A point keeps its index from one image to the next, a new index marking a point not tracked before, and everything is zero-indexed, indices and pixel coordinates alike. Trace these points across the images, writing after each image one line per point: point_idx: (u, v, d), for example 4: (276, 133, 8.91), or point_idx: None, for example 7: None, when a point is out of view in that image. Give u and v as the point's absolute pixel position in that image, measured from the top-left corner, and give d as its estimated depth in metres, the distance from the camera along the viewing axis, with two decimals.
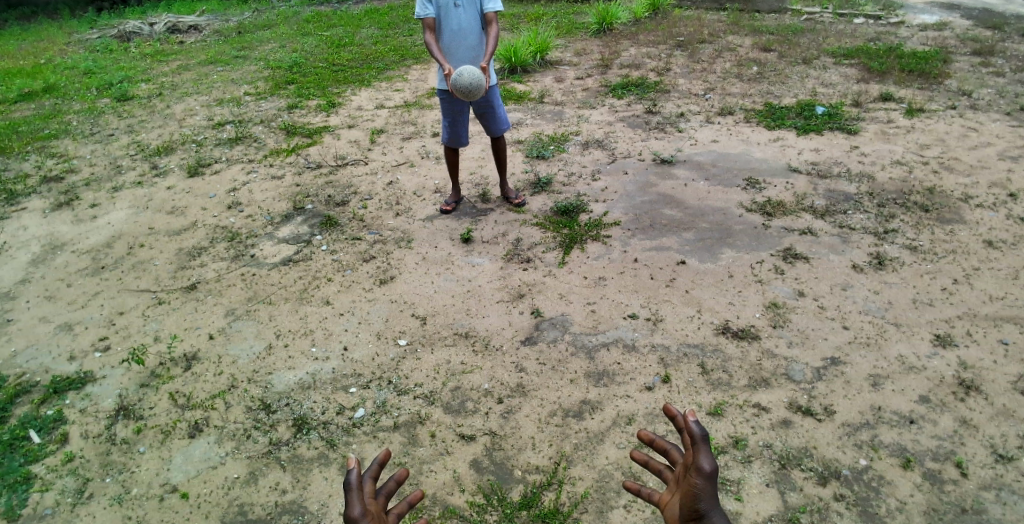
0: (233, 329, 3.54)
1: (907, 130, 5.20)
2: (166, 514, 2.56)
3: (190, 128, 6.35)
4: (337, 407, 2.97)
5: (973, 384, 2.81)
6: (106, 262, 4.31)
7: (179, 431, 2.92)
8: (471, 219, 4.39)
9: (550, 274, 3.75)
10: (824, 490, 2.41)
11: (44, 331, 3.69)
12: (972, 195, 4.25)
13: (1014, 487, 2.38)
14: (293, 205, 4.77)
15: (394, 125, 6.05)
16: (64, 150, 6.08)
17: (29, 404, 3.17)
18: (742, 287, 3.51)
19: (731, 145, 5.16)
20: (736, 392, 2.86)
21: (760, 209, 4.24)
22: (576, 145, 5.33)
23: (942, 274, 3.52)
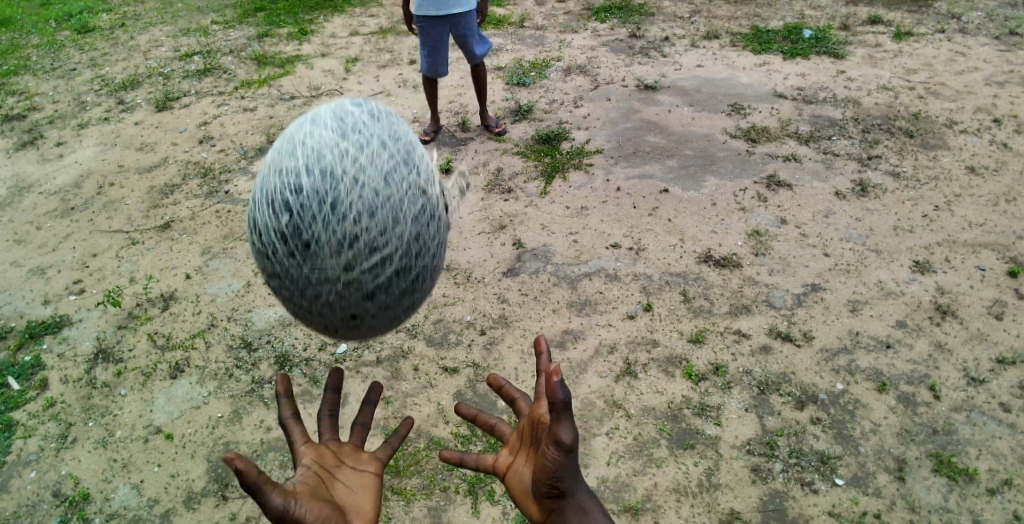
0: (209, 267, 3.47)
1: (895, 55, 5.08)
2: (152, 454, 2.57)
3: (156, 60, 6.04)
4: (319, 342, 2.96)
5: (949, 309, 2.85)
6: (76, 202, 4.16)
7: (160, 372, 2.90)
8: (450, 149, 4.29)
9: (532, 205, 3.69)
10: (801, 414, 2.47)
11: (15, 275, 3.59)
12: (957, 121, 4.21)
13: (984, 408, 2.46)
14: (267, 138, 4.61)
15: (369, 52, 5.80)
16: (24, 87, 5.77)
17: (6, 350, 3.12)
18: (725, 216, 3.49)
19: (716, 70, 5.02)
20: (718, 319, 2.88)
21: (744, 135, 4.17)
22: (558, 71, 5.16)
23: (924, 201, 3.52)
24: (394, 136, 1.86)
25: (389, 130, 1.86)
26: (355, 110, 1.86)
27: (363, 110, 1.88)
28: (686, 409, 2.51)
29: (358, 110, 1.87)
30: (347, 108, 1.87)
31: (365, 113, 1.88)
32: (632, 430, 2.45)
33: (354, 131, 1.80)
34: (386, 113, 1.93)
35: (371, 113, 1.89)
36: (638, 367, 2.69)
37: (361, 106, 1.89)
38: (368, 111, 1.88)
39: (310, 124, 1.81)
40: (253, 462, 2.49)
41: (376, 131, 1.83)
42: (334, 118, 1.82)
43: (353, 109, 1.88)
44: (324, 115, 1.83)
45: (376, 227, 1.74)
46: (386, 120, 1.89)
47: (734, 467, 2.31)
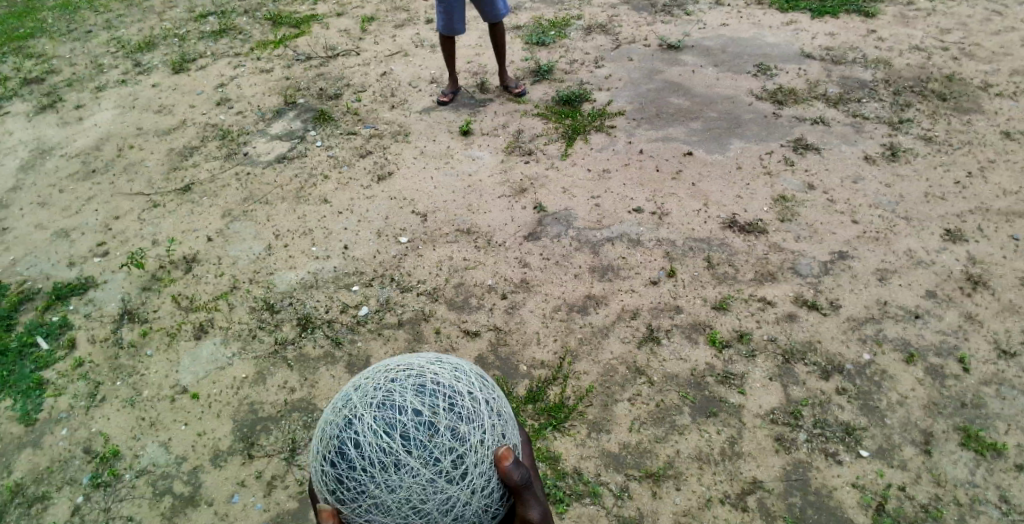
0: (231, 230, 3.48)
1: (930, 13, 4.87)
2: (180, 414, 2.61)
3: (171, 22, 5.97)
4: (341, 305, 2.96)
5: (981, 280, 2.78)
6: (97, 166, 4.17)
7: (185, 333, 2.93)
8: (470, 111, 4.21)
9: (553, 167, 3.63)
10: (826, 383, 2.44)
11: (41, 238, 3.63)
12: (993, 83, 4.04)
13: (1015, 382, 2.41)
14: (284, 100, 4.56)
15: (385, 11, 5.68)
16: (42, 50, 5.75)
17: (34, 311, 3.17)
18: (751, 180, 3.40)
19: (742, 29, 4.85)
20: (743, 286, 2.83)
21: (771, 97, 4.05)
22: (579, 30, 5.01)
23: (957, 167, 3.41)
24: (465, 432, 1.35)
25: (460, 447, 1.33)
26: (429, 380, 1.39)
27: (429, 412, 1.33)
28: (710, 377, 2.50)
29: (424, 403, 1.34)
30: (411, 396, 1.34)
31: (423, 420, 1.32)
32: (655, 397, 2.44)
33: (421, 445, 1.30)
34: (457, 403, 1.37)
35: (438, 420, 1.32)
36: (661, 334, 2.67)
37: (425, 393, 1.35)
38: (441, 413, 1.33)
39: (371, 419, 1.32)
40: (278, 424, 2.53)
41: (446, 447, 1.31)
42: (398, 430, 1.30)
43: (424, 388, 1.37)
44: (389, 394, 1.36)
45: (440, 368, 1.46)
46: (471, 384, 1.45)
47: (757, 437, 2.30)
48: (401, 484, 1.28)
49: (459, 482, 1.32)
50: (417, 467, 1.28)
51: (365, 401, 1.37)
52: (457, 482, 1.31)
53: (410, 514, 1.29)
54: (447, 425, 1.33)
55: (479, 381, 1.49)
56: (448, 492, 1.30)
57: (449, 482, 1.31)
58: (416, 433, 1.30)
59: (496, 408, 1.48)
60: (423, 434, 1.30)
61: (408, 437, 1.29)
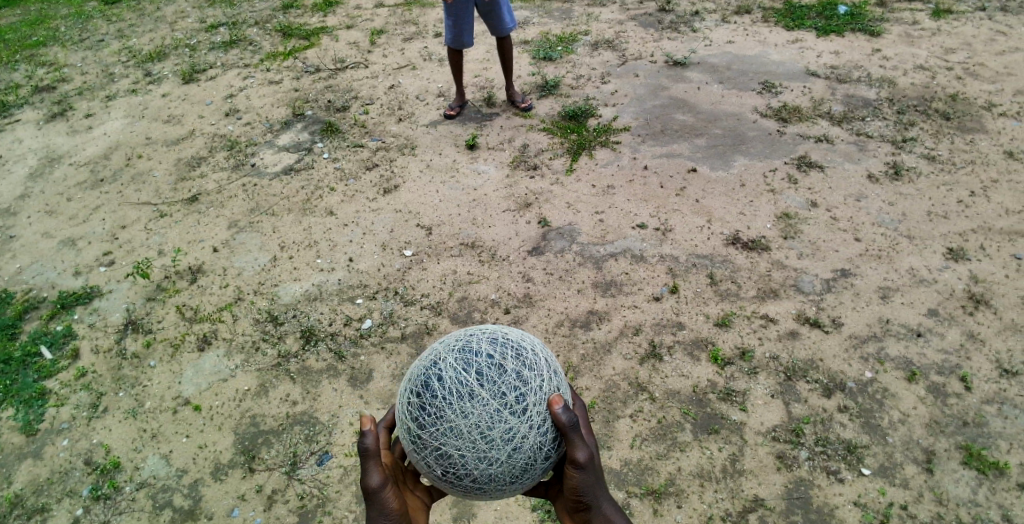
0: (236, 241, 3.50)
1: (933, 33, 4.91)
2: (181, 425, 2.63)
3: (182, 32, 6.04)
4: (344, 318, 2.98)
5: (983, 298, 2.79)
6: (105, 175, 4.21)
7: (189, 344, 2.95)
8: (476, 125, 4.25)
9: (557, 182, 3.65)
10: (828, 402, 2.44)
11: (47, 246, 3.66)
12: (996, 103, 4.07)
13: (1016, 401, 2.41)
14: (292, 112, 4.60)
15: (394, 25, 5.74)
16: (53, 59, 5.82)
17: (39, 320, 3.19)
18: (754, 197, 3.42)
19: (747, 46, 4.89)
20: (745, 303, 2.84)
21: (775, 114, 4.07)
22: (586, 45, 5.06)
23: (960, 186, 3.42)
24: (528, 377, 1.56)
25: (523, 387, 1.54)
26: (499, 334, 1.63)
27: (499, 357, 1.56)
28: (711, 394, 2.50)
29: (494, 350, 1.57)
30: (484, 344, 1.57)
31: (494, 362, 1.55)
32: (656, 413, 2.45)
33: (491, 380, 1.52)
34: (523, 353, 1.59)
35: (506, 363, 1.55)
36: (663, 350, 2.67)
37: (496, 343, 1.59)
38: (509, 357, 1.56)
39: (451, 360, 1.55)
40: (279, 436, 2.54)
41: (512, 385, 1.53)
42: (473, 368, 1.53)
43: (495, 340, 1.61)
44: (466, 342, 1.59)
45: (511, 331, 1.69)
46: (535, 344, 1.67)
47: (758, 454, 2.30)
48: (473, 411, 1.50)
49: (520, 416, 1.53)
50: (487, 398, 1.51)
51: (445, 347, 1.61)
52: (518, 415, 1.52)
53: (478, 439, 1.51)
54: (514, 367, 1.55)
55: (541, 344, 1.70)
56: (510, 423, 1.51)
57: (512, 414, 1.52)
58: (487, 371, 1.53)
59: (555, 366, 1.67)
60: (494, 373, 1.53)
61: (482, 372, 1.53)
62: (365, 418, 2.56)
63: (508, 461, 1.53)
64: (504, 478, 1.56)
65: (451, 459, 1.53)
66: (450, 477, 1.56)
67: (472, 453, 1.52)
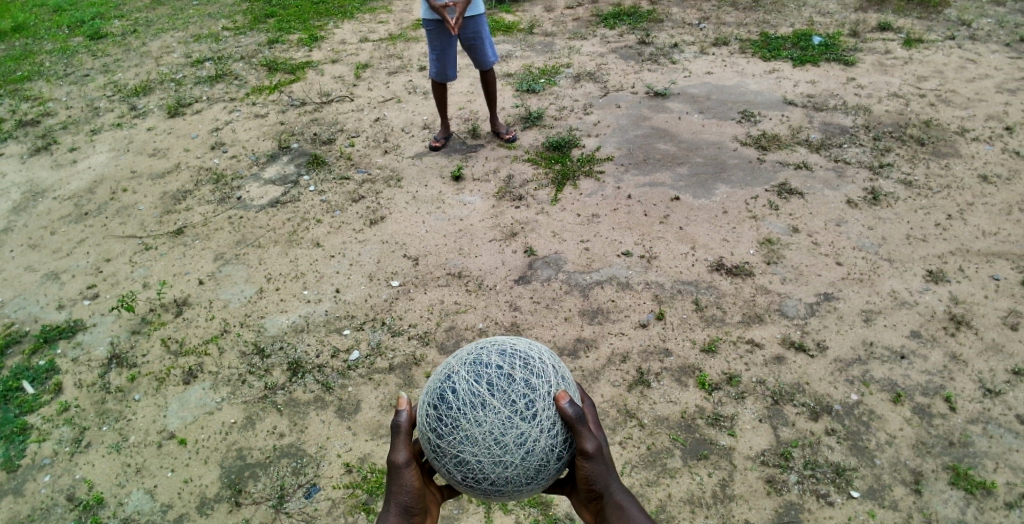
0: (222, 273, 3.49)
1: (905, 62, 5.07)
2: (166, 460, 2.58)
3: (168, 67, 6.09)
4: (332, 349, 2.96)
5: (963, 319, 2.84)
6: (90, 208, 4.20)
7: (174, 377, 2.92)
8: (461, 157, 4.30)
9: (543, 212, 3.69)
10: (816, 424, 2.46)
11: (30, 280, 3.63)
12: (969, 128, 4.19)
13: (1001, 420, 2.44)
14: (278, 144, 4.63)
15: (379, 58, 5.83)
16: (38, 93, 5.83)
17: (21, 354, 3.15)
18: (737, 224, 3.48)
19: (726, 77, 5.02)
20: (730, 328, 2.87)
21: (754, 143, 4.16)
22: (568, 78, 5.17)
23: (937, 210, 3.50)
24: (537, 384, 1.61)
25: (532, 394, 1.59)
26: (508, 345, 1.68)
27: (508, 367, 1.61)
28: (700, 419, 2.51)
29: (503, 361, 1.63)
30: (494, 355, 1.63)
31: (503, 373, 1.60)
32: (646, 439, 2.45)
33: (501, 390, 1.58)
34: (531, 362, 1.64)
35: (515, 373, 1.60)
36: (651, 376, 2.68)
37: (505, 353, 1.64)
38: (518, 367, 1.62)
39: (463, 372, 1.62)
40: (266, 469, 2.50)
41: (521, 393, 1.59)
42: (483, 379, 1.59)
43: (504, 351, 1.66)
44: (476, 355, 1.65)
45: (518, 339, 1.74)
46: (543, 351, 1.71)
47: (748, 479, 2.31)
48: (486, 419, 1.56)
49: (531, 421, 1.58)
50: (499, 406, 1.57)
51: (458, 361, 1.67)
52: (530, 420, 1.58)
53: (493, 445, 1.56)
54: (523, 376, 1.61)
55: (549, 351, 1.75)
56: (522, 428, 1.57)
57: (523, 420, 1.57)
58: (497, 381, 1.59)
59: (563, 372, 1.71)
60: (504, 382, 1.59)
61: (492, 383, 1.59)
62: (353, 450, 2.54)
63: (522, 464, 1.58)
64: (520, 481, 1.61)
65: (469, 465, 1.58)
66: (468, 482, 1.62)
67: (487, 459, 1.57)
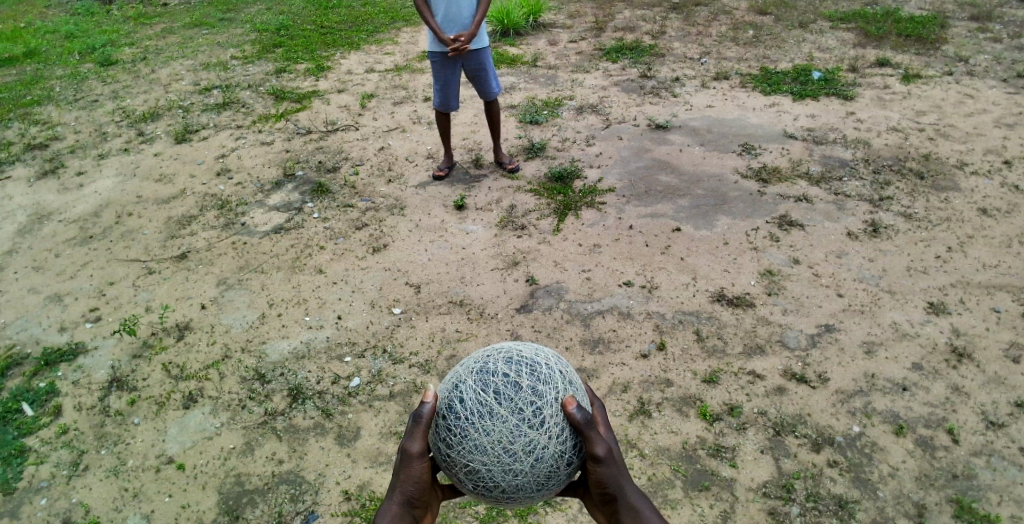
0: (225, 298, 3.51)
1: (904, 97, 5.14)
2: (164, 485, 2.56)
3: (177, 94, 6.19)
4: (333, 376, 2.96)
5: (965, 352, 2.83)
6: (95, 231, 4.23)
7: (174, 402, 2.91)
8: (464, 186, 4.34)
9: (545, 241, 3.72)
10: (818, 456, 2.44)
11: (33, 302, 3.64)
12: (968, 162, 4.23)
13: (1005, 453, 2.42)
14: (284, 172, 4.69)
15: (385, 89, 5.93)
16: (47, 118, 5.93)
17: (21, 376, 3.15)
18: (738, 255, 3.50)
19: (726, 111, 5.09)
20: (732, 359, 2.87)
21: (755, 175, 4.21)
22: (571, 109, 5.25)
23: (937, 242, 3.52)
24: (544, 391, 1.59)
25: (540, 401, 1.57)
26: (514, 352, 1.65)
27: (514, 375, 1.59)
28: (701, 450, 2.49)
29: (510, 369, 1.61)
30: (500, 363, 1.61)
31: (510, 381, 1.59)
32: (647, 470, 2.43)
33: (508, 399, 1.57)
34: (538, 369, 1.61)
35: (521, 380, 1.58)
36: (652, 406, 2.68)
37: (511, 361, 1.62)
38: (525, 375, 1.59)
39: (470, 382, 1.61)
40: (264, 495, 2.48)
41: (528, 401, 1.57)
42: (490, 388, 1.58)
43: (511, 359, 1.64)
44: (484, 364, 1.63)
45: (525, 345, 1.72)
46: (549, 356, 1.68)
47: (750, 510, 2.28)
48: (494, 428, 1.55)
49: (539, 428, 1.56)
50: (506, 415, 1.55)
51: (465, 370, 1.66)
52: (538, 428, 1.56)
53: (502, 454, 1.55)
54: (529, 383, 1.58)
55: (557, 355, 1.72)
56: (530, 435, 1.55)
57: (531, 428, 1.56)
58: (504, 390, 1.57)
59: (571, 376, 1.67)
60: (511, 390, 1.57)
61: (499, 391, 1.57)
62: (352, 477, 2.52)
63: (532, 472, 1.57)
64: (531, 487, 1.60)
65: (479, 474, 1.58)
66: (479, 490, 1.61)
67: (497, 468, 1.56)
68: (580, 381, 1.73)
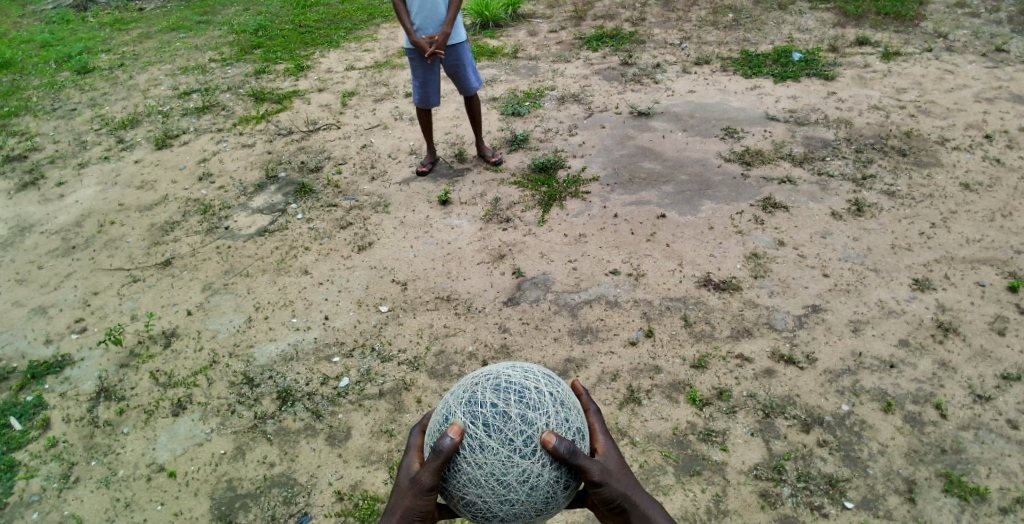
0: (211, 303, 3.47)
1: (885, 75, 5.16)
2: (155, 493, 2.55)
3: (155, 99, 6.12)
4: (321, 377, 2.94)
5: (951, 327, 2.85)
6: (77, 242, 4.18)
7: (163, 410, 2.89)
8: (448, 181, 4.32)
9: (531, 233, 3.71)
10: (808, 437, 2.45)
11: (17, 315, 3.60)
12: (949, 138, 4.25)
13: (992, 426, 2.45)
14: (266, 174, 4.65)
15: (365, 86, 5.89)
16: (25, 128, 5.84)
17: (8, 390, 3.11)
18: (723, 239, 3.50)
19: (708, 95, 5.09)
20: (720, 343, 2.88)
21: (738, 158, 4.21)
22: (553, 100, 5.23)
23: (921, 219, 3.54)
24: (534, 418, 1.50)
25: (530, 430, 1.49)
26: (503, 377, 1.57)
27: (502, 404, 1.51)
28: (692, 435, 2.50)
29: (498, 397, 1.52)
30: (488, 392, 1.52)
31: (499, 411, 1.50)
32: (639, 457, 2.43)
33: (498, 430, 1.49)
34: (526, 394, 1.53)
35: (510, 409, 1.50)
36: (642, 394, 2.68)
37: (499, 389, 1.53)
38: (513, 403, 1.51)
39: (460, 414, 1.53)
40: (256, 499, 2.47)
41: (518, 430, 1.49)
42: (479, 420, 1.50)
43: (499, 385, 1.55)
44: (472, 393, 1.55)
45: (514, 367, 1.62)
46: (539, 377, 1.59)
47: (743, 493, 2.29)
48: (485, 461, 1.48)
49: (532, 457, 1.48)
50: (497, 446, 1.48)
51: (455, 400, 1.58)
52: (530, 457, 1.48)
53: (497, 486, 1.48)
54: (518, 412, 1.50)
55: (547, 375, 1.62)
56: (523, 465, 1.48)
57: (523, 457, 1.48)
58: (493, 421, 1.49)
59: (563, 397, 1.59)
60: (500, 421, 1.49)
61: (488, 423, 1.49)
62: (345, 477, 2.51)
63: (528, 500, 1.51)
64: (529, 514, 1.54)
65: (476, 505, 1.52)
66: (479, 519, 1.56)
67: (493, 499, 1.50)
68: (572, 396, 1.65)
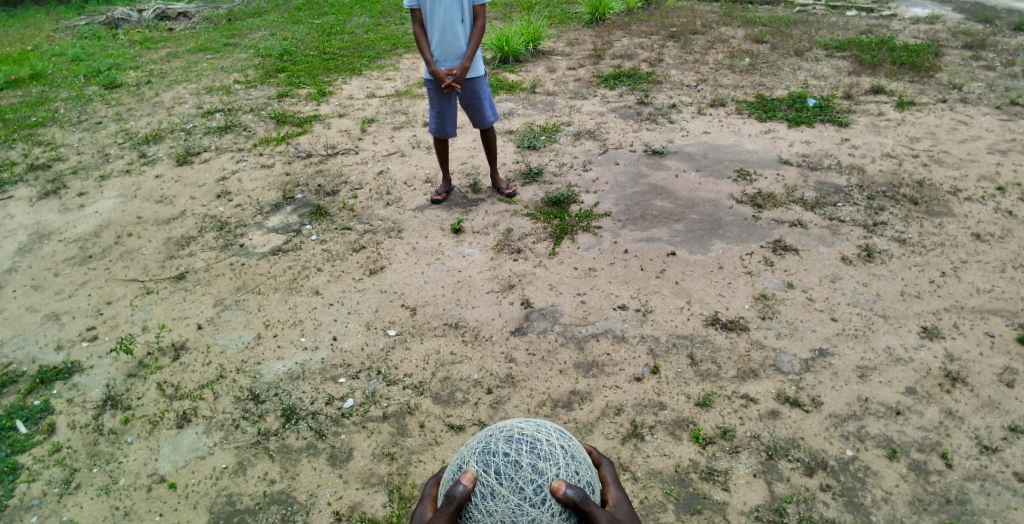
0: (221, 319, 3.51)
1: (898, 123, 5.21)
2: (155, 503, 2.55)
3: (179, 117, 6.27)
4: (326, 397, 2.96)
5: (959, 376, 2.83)
6: (94, 251, 4.26)
7: (167, 421, 2.91)
8: (462, 210, 4.38)
9: (541, 265, 3.74)
10: (810, 480, 2.43)
11: (31, 320, 3.65)
12: (961, 188, 4.27)
13: (998, 478, 2.41)
14: (283, 195, 4.73)
15: (385, 114, 6.01)
16: (51, 139, 6.00)
17: (16, 394, 3.15)
18: (731, 279, 3.52)
19: (722, 137, 5.15)
20: (725, 383, 2.87)
21: (750, 201, 4.25)
22: (569, 135, 5.32)
23: (931, 267, 3.54)
24: (544, 467, 1.50)
25: (540, 479, 1.48)
26: (515, 430, 1.58)
27: (515, 453, 1.51)
28: (694, 473, 2.48)
29: (511, 447, 1.53)
30: (500, 442, 1.53)
31: (511, 459, 1.50)
32: (639, 493, 2.42)
33: (509, 478, 1.48)
34: (537, 445, 1.53)
35: (521, 458, 1.50)
36: (645, 429, 2.67)
37: (512, 439, 1.54)
38: (524, 452, 1.51)
39: (474, 463, 1.54)
40: (255, 515, 2.47)
41: (528, 479, 1.48)
42: (491, 468, 1.50)
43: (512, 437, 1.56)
44: (486, 443, 1.56)
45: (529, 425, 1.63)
46: (551, 432, 1.61)
47: None
48: (495, 509, 1.46)
49: (541, 506, 1.46)
50: (507, 494, 1.46)
51: (469, 450, 1.59)
52: (539, 506, 1.45)
53: None
54: (529, 461, 1.50)
55: (558, 430, 1.64)
56: (532, 514, 1.45)
57: (532, 506, 1.46)
58: (505, 469, 1.49)
59: (573, 450, 1.60)
60: (511, 469, 1.48)
61: (500, 472, 1.49)
62: (344, 497, 2.50)
63: None
64: None
65: None
66: None
67: None
68: (584, 451, 1.67)
